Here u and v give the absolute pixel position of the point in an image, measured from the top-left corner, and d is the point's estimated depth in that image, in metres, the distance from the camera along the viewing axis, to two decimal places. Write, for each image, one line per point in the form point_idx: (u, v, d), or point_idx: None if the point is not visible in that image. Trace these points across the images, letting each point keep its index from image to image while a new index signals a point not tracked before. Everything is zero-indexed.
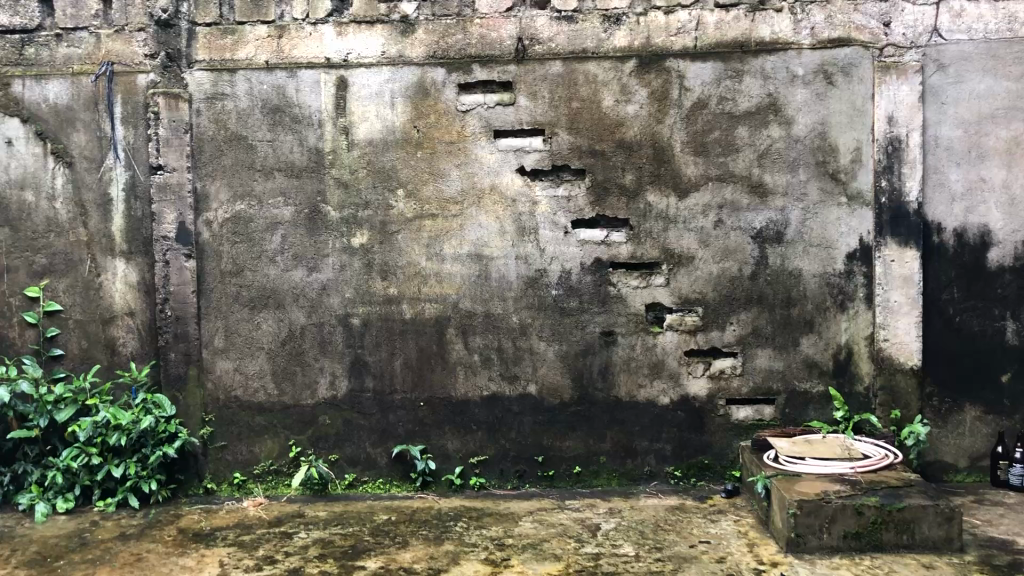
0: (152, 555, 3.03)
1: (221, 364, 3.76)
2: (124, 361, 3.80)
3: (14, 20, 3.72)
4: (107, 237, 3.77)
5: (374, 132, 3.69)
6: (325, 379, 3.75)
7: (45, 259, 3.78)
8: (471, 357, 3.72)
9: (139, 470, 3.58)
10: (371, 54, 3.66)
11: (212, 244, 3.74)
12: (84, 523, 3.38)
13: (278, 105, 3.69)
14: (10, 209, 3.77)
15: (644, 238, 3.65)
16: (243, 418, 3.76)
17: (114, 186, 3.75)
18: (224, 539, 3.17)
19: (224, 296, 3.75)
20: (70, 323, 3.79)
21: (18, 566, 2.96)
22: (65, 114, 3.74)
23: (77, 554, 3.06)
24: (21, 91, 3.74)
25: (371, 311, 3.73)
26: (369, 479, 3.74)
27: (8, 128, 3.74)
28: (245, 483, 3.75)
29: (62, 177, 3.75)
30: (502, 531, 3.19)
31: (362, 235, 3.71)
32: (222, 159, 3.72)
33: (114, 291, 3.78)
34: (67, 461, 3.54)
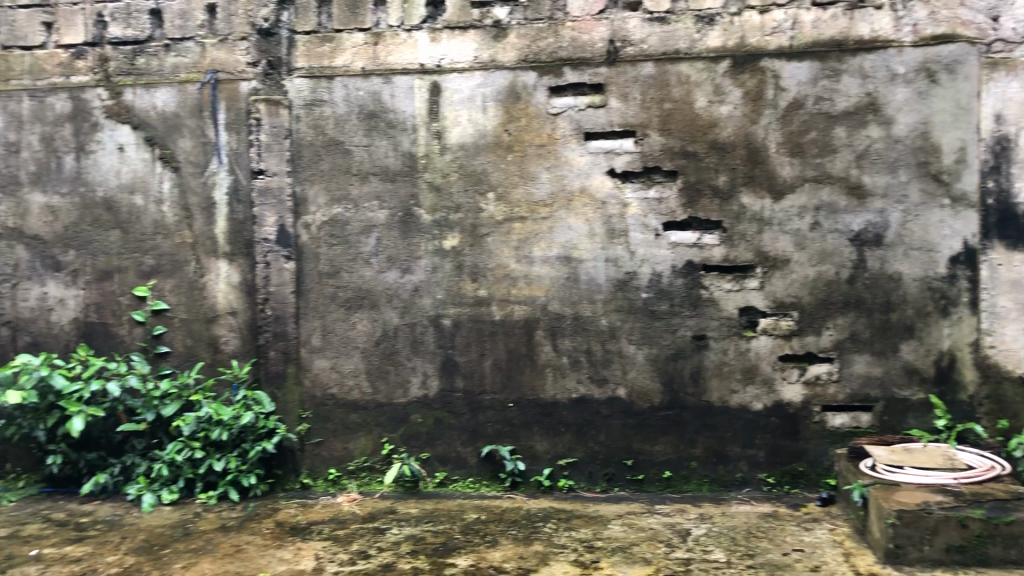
0: (252, 547, 3.13)
1: (318, 362, 3.86)
2: (226, 359, 3.93)
3: (127, 32, 3.93)
4: (211, 239, 3.91)
5: (465, 136, 3.74)
6: (417, 378, 3.81)
7: (153, 260, 3.94)
8: (560, 359, 3.73)
9: (240, 465, 3.71)
10: (464, 60, 3.72)
11: (310, 246, 3.85)
12: (188, 514, 3.52)
13: (373, 111, 3.78)
14: (121, 213, 3.95)
15: (738, 241, 3.59)
16: (338, 415, 3.85)
17: (217, 191, 3.89)
18: (319, 533, 3.26)
19: (321, 297, 3.85)
20: (176, 322, 3.95)
21: (128, 553, 3.10)
22: (172, 121, 3.91)
23: (182, 543, 3.19)
24: (131, 100, 3.92)
25: (462, 312, 3.78)
26: (459, 478, 3.79)
27: (120, 134, 3.93)
28: (340, 479, 3.84)
29: (169, 182, 3.91)
30: (591, 533, 3.19)
31: (454, 237, 3.77)
32: (320, 163, 3.83)
33: (217, 291, 3.92)
34: (172, 455, 3.69)
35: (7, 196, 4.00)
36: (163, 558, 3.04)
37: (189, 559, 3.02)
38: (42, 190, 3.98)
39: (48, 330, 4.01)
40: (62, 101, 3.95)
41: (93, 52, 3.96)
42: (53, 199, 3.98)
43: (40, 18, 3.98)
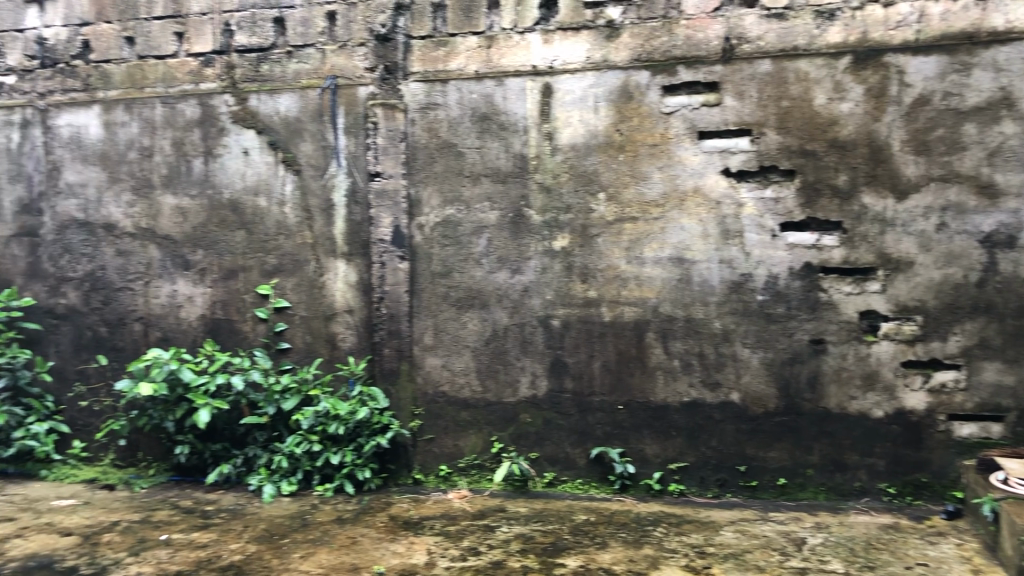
0: (366, 539, 3.21)
1: (431, 361, 3.93)
2: (343, 356, 4.04)
3: (253, 40, 4.09)
4: (330, 239, 4.03)
5: (577, 137, 3.74)
6: (527, 378, 3.83)
7: (275, 260, 4.09)
8: (672, 362, 3.68)
9: (355, 459, 3.81)
10: (576, 60, 3.72)
11: (423, 247, 3.92)
12: (306, 505, 3.64)
13: (486, 113, 3.82)
14: (246, 214, 4.11)
15: (858, 242, 3.48)
16: (449, 413, 3.91)
17: (336, 192, 4.01)
18: (431, 529, 3.31)
19: (434, 296, 3.92)
20: (296, 319, 4.09)
21: (250, 541, 3.23)
22: (293, 125, 4.04)
23: (300, 533, 3.29)
24: (256, 105, 4.08)
25: (572, 313, 3.78)
26: (568, 479, 3.79)
27: (245, 139, 4.09)
28: (451, 475, 3.90)
29: (291, 184, 4.05)
30: (703, 538, 3.14)
31: (564, 238, 3.77)
32: (434, 166, 3.89)
33: (334, 290, 4.04)
34: (292, 447, 3.82)
35: (141, 198, 4.21)
36: (283, 547, 3.15)
37: (307, 549, 3.12)
38: (173, 192, 4.18)
39: (177, 325, 4.21)
40: (192, 107, 4.14)
41: (220, 60, 4.13)
42: (183, 201, 4.17)
43: (172, 29, 4.18)
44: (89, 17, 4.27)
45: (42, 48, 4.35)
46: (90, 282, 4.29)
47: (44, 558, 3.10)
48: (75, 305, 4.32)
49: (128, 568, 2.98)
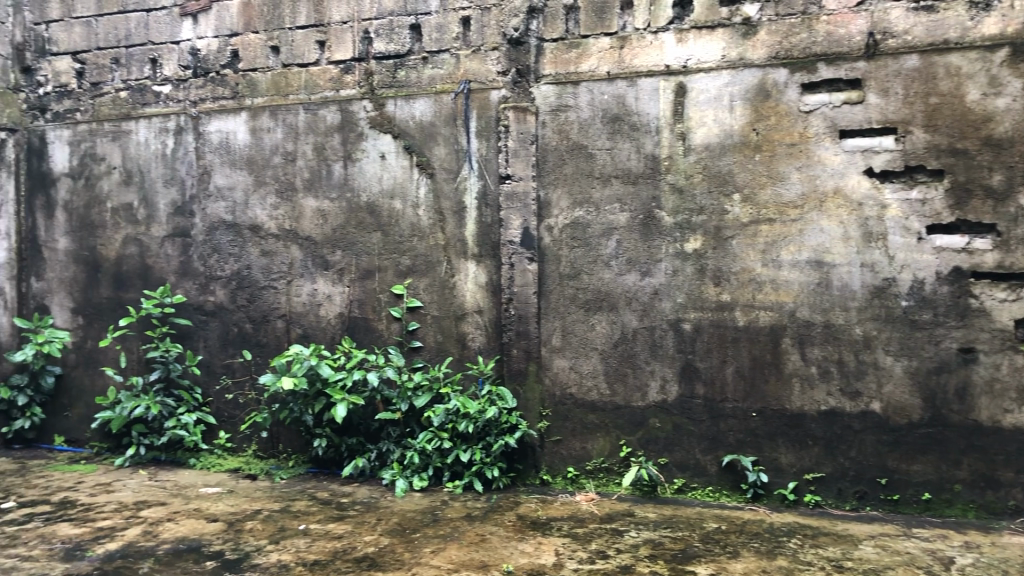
0: (495, 537, 3.24)
1: (559, 362, 3.93)
2: (473, 355, 4.10)
3: (390, 47, 4.20)
4: (461, 241, 4.09)
5: (711, 137, 3.67)
6: (657, 382, 3.79)
7: (409, 260, 4.19)
8: (808, 369, 3.57)
9: (484, 457, 3.86)
10: (710, 59, 3.67)
11: (553, 248, 3.93)
12: (436, 501, 3.71)
13: (617, 114, 3.80)
14: (381, 216, 4.23)
15: (1014, 246, 3.28)
16: (577, 415, 3.90)
17: (468, 195, 4.07)
18: (559, 530, 3.32)
19: (563, 298, 3.93)
20: (428, 319, 4.17)
21: (383, 534, 3.31)
22: (428, 129, 4.13)
23: (432, 529, 3.36)
24: (393, 110, 4.19)
25: (704, 317, 3.71)
26: (698, 485, 3.72)
27: (381, 143, 4.21)
28: (578, 478, 3.88)
29: (424, 187, 4.14)
30: (841, 552, 3.03)
31: (697, 240, 3.71)
32: (564, 167, 3.90)
33: (465, 290, 4.10)
34: (423, 444, 3.93)
35: (284, 201, 4.40)
36: (414, 541, 3.22)
37: (437, 544, 3.17)
38: (314, 195, 4.35)
39: (316, 323, 4.37)
40: (332, 113, 4.29)
41: (359, 67, 4.27)
42: (323, 204, 4.33)
43: (314, 38, 4.34)
44: (238, 28, 4.49)
45: (195, 58, 4.59)
46: (236, 281, 4.50)
47: (193, 542, 3.27)
48: (223, 302, 4.54)
49: (270, 554, 3.11)
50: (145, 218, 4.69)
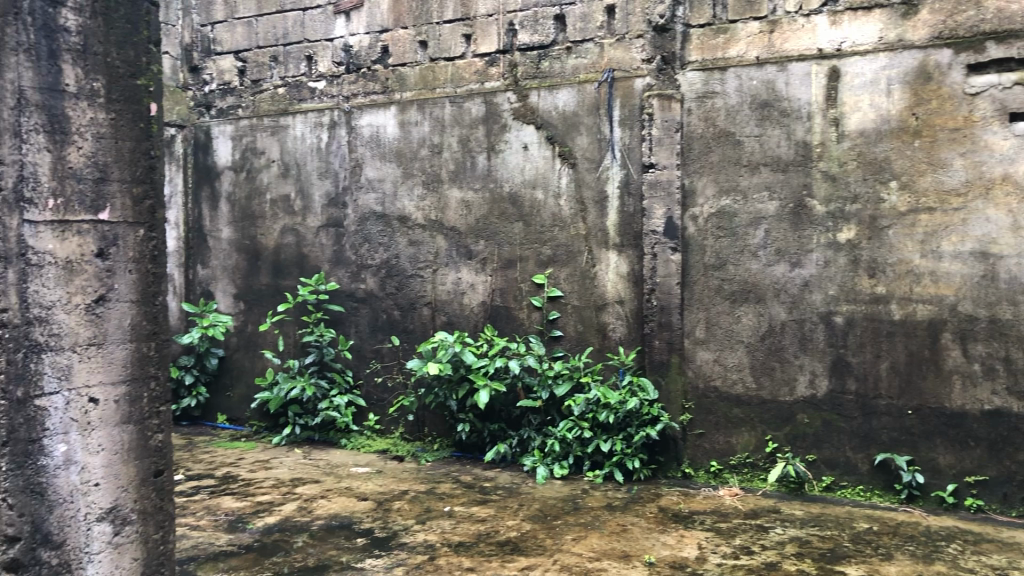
0: (637, 528, 3.23)
1: (703, 354, 3.88)
2: (614, 346, 4.09)
3: (534, 38, 4.23)
4: (604, 231, 4.09)
5: (867, 122, 3.53)
6: (805, 377, 3.67)
7: (551, 250, 4.21)
8: (971, 366, 3.38)
9: (625, 447, 3.86)
10: (867, 41, 3.52)
11: (698, 238, 3.87)
12: (577, 489, 3.73)
13: (766, 100, 3.71)
14: (524, 206, 4.28)
15: None
16: (721, 408, 3.84)
17: (610, 184, 4.06)
18: (702, 523, 3.28)
19: (707, 289, 3.86)
20: (569, 309, 4.18)
21: (525, 519, 3.36)
22: (571, 120, 4.15)
23: (573, 516, 3.38)
24: (536, 101, 4.22)
25: (856, 310, 3.57)
26: (848, 484, 3.58)
27: (525, 134, 4.25)
28: (721, 472, 3.81)
29: (567, 177, 4.16)
30: (1006, 560, 2.86)
31: (850, 230, 3.58)
32: (710, 155, 3.83)
33: (607, 280, 4.09)
34: (564, 432, 3.97)
35: (431, 192, 4.51)
36: (556, 528, 3.25)
37: (579, 533, 3.20)
38: (459, 186, 4.44)
39: (461, 311, 4.46)
40: (478, 105, 4.36)
41: (504, 58, 4.32)
42: (468, 194, 4.42)
43: (461, 31, 4.42)
44: (388, 24, 4.61)
45: (347, 54, 4.75)
46: (385, 270, 4.66)
47: (345, 519, 3.42)
48: (372, 290, 4.70)
49: (417, 534, 3.21)
50: (301, 209, 4.91)
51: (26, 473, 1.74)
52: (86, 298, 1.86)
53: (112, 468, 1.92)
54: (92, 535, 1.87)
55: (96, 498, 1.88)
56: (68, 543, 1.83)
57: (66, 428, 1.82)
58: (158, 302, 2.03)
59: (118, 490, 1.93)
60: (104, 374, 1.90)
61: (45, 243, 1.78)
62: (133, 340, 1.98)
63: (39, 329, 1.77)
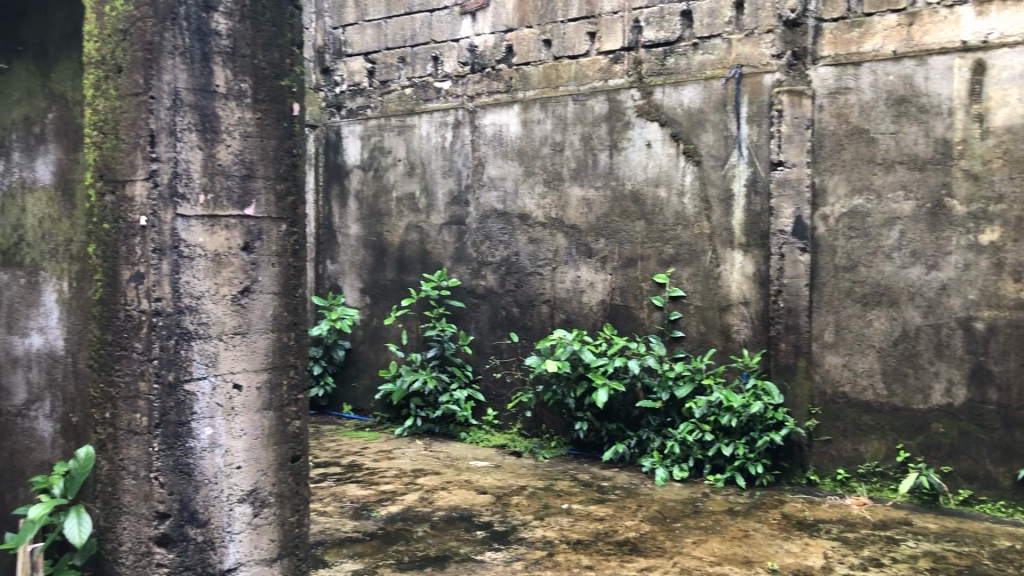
0: (760, 534, 3.16)
1: (831, 359, 3.76)
2: (738, 348, 4.00)
3: (660, 34, 4.19)
4: (729, 230, 4.01)
5: (1014, 117, 3.34)
6: (941, 385, 3.51)
7: (673, 249, 4.16)
8: None
9: (747, 452, 3.78)
10: (1016, 32, 3.33)
11: (828, 238, 3.76)
12: (697, 492, 3.68)
13: (904, 96, 3.56)
14: (646, 204, 4.24)
15: None
16: (850, 414, 3.71)
17: (736, 182, 3.98)
18: (828, 532, 3.18)
19: (837, 291, 3.74)
20: (691, 309, 4.12)
21: (644, 520, 3.34)
22: (697, 117, 4.09)
23: (693, 519, 3.34)
24: (661, 98, 4.18)
25: (999, 316, 3.39)
26: (988, 499, 3.40)
27: (649, 132, 4.22)
28: (849, 480, 3.69)
29: (691, 175, 4.10)
30: None
31: (993, 231, 3.39)
32: (842, 153, 3.71)
33: (732, 281, 4.01)
34: (684, 434, 3.92)
35: (552, 190, 4.53)
36: (676, 530, 3.21)
37: (699, 536, 3.15)
38: (581, 184, 4.44)
39: (580, 309, 4.46)
40: (602, 103, 4.36)
41: (629, 56, 4.29)
42: (589, 192, 4.41)
43: (586, 29, 4.42)
44: (513, 23, 4.65)
45: (472, 54, 4.81)
46: (505, 267, 4.70)
47: (465, 511, 3.47)
48: (493, 286, 4.76)
49: (535, 530, 3.23)
50: (425, 207, 5.01)
51: (175, 454, 1.86)
52: (232, 289, 1.95)
53: (253, 452, 2.01)
54: (233, 516, 1.97)
55: (238, 480, 1.97)
56: (212, 522, 1.93)
57: (212, 412, 1.92)
58: (298, 295, 2.11)
59: (258, 473, 2.02)
60: (247, 362, 1.99)
61: (195, 237, 1.88)
62: (274, 329, 2.06)
63: (188, 318, 1.87)
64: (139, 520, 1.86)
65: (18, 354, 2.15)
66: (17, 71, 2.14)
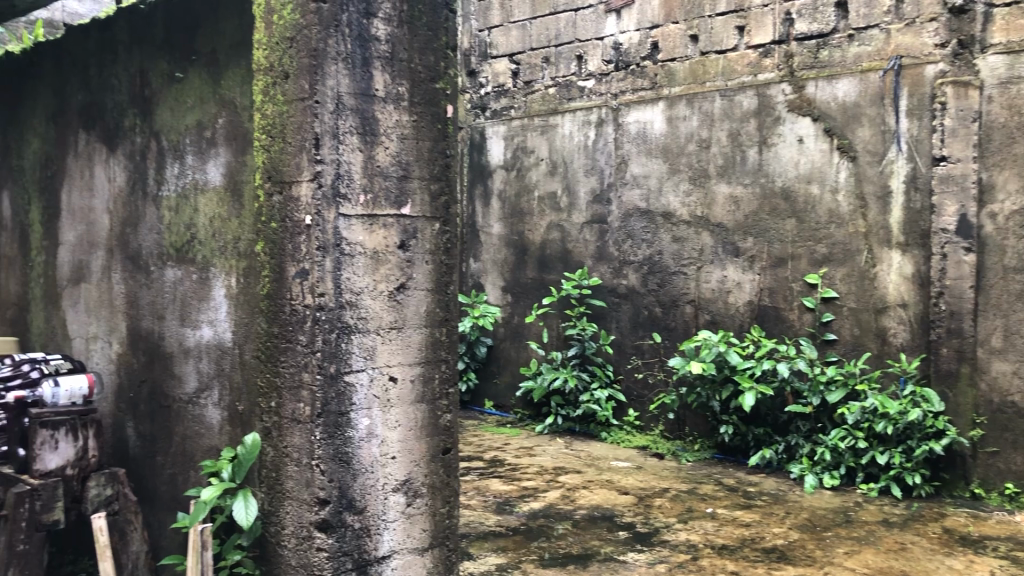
0: (917, 548, 3.01)
1: (999, 365, 3.53)
2: (895, 352, 3.82)
3: (813, 26, 4.04)
4: (886, 229, 3.84)
5: None
6: None
7: (825, 248, 4.02)
8: None
9: (904, 462, 3.62)
10: None
11: (996, 237, 3.54)
12: (849, 501, 3.54)
13: None
14: (797, 202, 4.11)
15: None
16: (1020, 425, 3.48)
17: (894, 179, 3.81)
18: (994, 550, 2.99)
19: (1006, 293, 3.51)
20: (844, 311, 3.96)
21: (792, 528, 3.24)
22: (852, 111, 3.93)
23: (845, 529, 3.21)
24: (814, 92, 4.04)
25: None
26: None
27: (801, 127, 4.09)
28: (1018, 495, 3.46)
29: (846, 172, 3.95)
30: None
31: None
32: (1014, 147, 3.48)
33: (889, 281, 3.83)
34: (835, 441, 3.80)
35: (698, 187, 4.46)
36: (826, 540, 3.10)
37: (851, 546, 3.03)
38: (728, 181, 4.35)
39: (725, 310, 4.36)
40: (751, 98, 4.25)
41: (780, 49, 4.16)
42: (737, 189, 4.31)
43: (734, 23, 4.30)
44: (659, 19, 4.58)
45: (617, 52, 4.78)
46: (648, 266, 4.65)
47: (606, 511, 3.47)
48: (635, 285, 4.73)
49: (678, 533, 3.19)
50: (567, 205, 5.03)
51: (335, 444, 1.93)
52: (389, 286, 2.03)
53: (407, 443, 2.07)
54: (388, 504, 2.04)
55: (392, 471, 2.04)
56: (368, 510, 2.00)
57: (370, 404, 2.00)
58: (450, 292, 2.17)
59: (412, 464, 2.08)
60: (403, 355, 2.06)
61: (356, 235, 1.96)
62: (428, 325, 2.12)
63: (349, 313, 1.95)
64: (301, 506, 1.94)
65: (189, 345, 2.31)
66: (191, 79, 2.29)
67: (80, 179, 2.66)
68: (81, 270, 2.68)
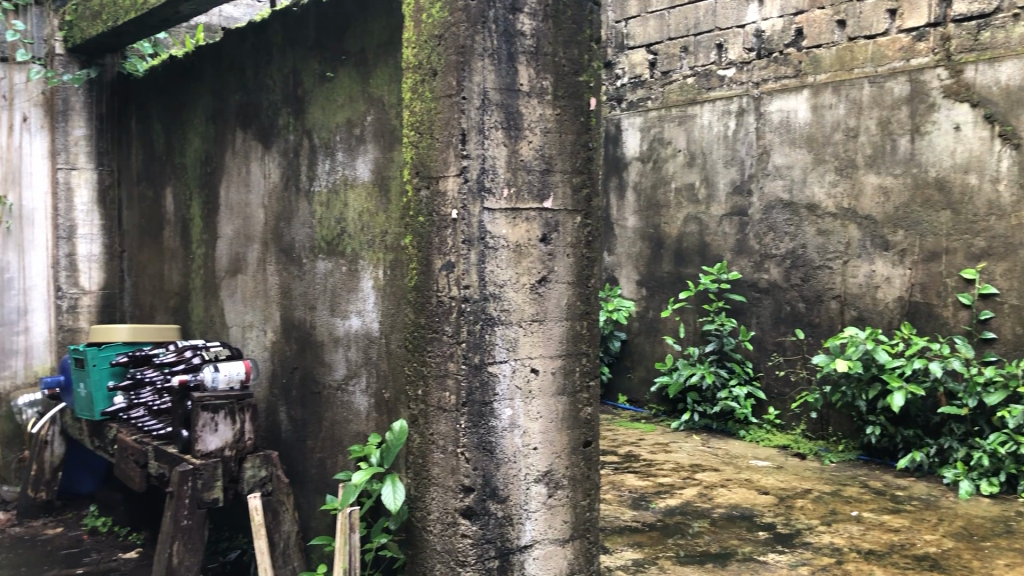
0: None
1: None
2: None
3: (973, 6, 3.82)
4: None
5: None
6: None
7: (985, 242, 3.80)
8: None
9: None
10: None
11: None
12: (1011, 510, 3.34)
13: None
14: (953, 193, 3.89)
15: None
16: None
17: None
18: None
19: None
20: (1006, 308, 3.74)
21: (946, 536, 3.08)
22: (1016, 95, 3.68)
23: (1004, 540, 3.03)
24: (973, 77, 3.81)
25: None
26: None
27: (958, 113, 3.87)
28: None
29: (1008, 160, 3.71)
30: None
31: None
32: None
33: None
34: (995, 445, 3.59)
35: (844, 178, 4.29)
36: (984, 550, 2.93)
37: (1013, 559, 2.85)
38: (877, 171, 4.17)
39: (873, 306, 4.18)
40: (902, 84, 4.05)
41: (935, 32, 3.95)
42: (886, 180, 4.13)
43: (886, 6, 4.11)
44: (804, 5, 4.43)
45: (759, 40, 4.65)
46: (791, 260, 4.52)
47: (745, 510, 3.39)
48: (777, 280, 4.60)
49: (822, 535, 3.09)
50: (705, 198, 4.94)
51: (480, 432, 1.97)
52: (531, 278, 2.05)
53: (549, 435, 2.09)
54: (530, 494, 2.06)
55: (534, 461, 2.06)
56: (511, 499, 2.03)
57: (512, 395, 2.02)
58: (591, 285, 2.17)
59: (553, 454, 2.10)
60: (544, 348, 2.08)
61: (500, 229, 1.99)
62: (569, 318, 2.13)
63: (492, 305, 1.98)
64: (446, 492, 1.99)
65: (340, 334, 2.40)
66: (342, 79, 2.37)
67: (237, 175, 2.81)
68: (238, 262, 2.83)
